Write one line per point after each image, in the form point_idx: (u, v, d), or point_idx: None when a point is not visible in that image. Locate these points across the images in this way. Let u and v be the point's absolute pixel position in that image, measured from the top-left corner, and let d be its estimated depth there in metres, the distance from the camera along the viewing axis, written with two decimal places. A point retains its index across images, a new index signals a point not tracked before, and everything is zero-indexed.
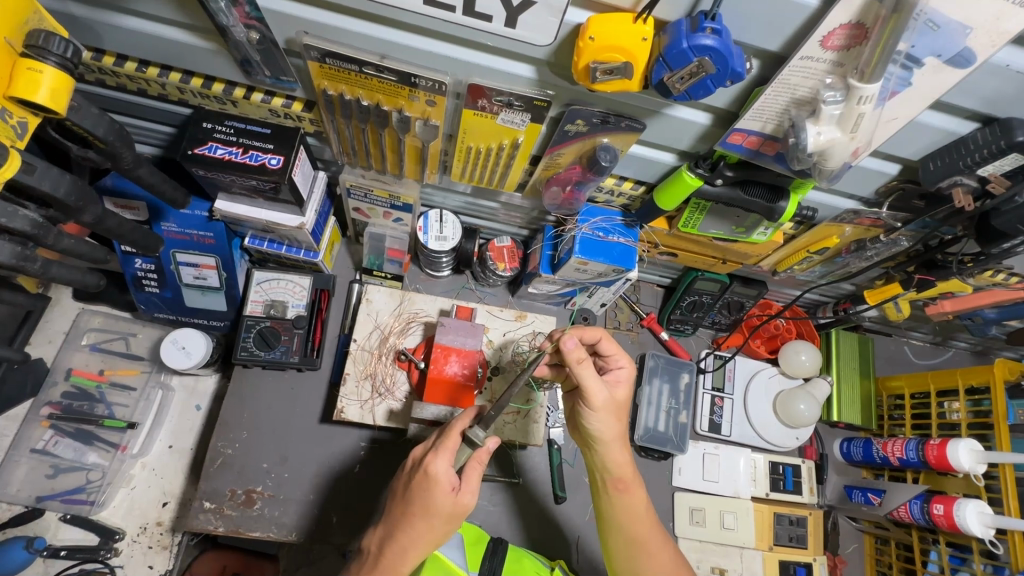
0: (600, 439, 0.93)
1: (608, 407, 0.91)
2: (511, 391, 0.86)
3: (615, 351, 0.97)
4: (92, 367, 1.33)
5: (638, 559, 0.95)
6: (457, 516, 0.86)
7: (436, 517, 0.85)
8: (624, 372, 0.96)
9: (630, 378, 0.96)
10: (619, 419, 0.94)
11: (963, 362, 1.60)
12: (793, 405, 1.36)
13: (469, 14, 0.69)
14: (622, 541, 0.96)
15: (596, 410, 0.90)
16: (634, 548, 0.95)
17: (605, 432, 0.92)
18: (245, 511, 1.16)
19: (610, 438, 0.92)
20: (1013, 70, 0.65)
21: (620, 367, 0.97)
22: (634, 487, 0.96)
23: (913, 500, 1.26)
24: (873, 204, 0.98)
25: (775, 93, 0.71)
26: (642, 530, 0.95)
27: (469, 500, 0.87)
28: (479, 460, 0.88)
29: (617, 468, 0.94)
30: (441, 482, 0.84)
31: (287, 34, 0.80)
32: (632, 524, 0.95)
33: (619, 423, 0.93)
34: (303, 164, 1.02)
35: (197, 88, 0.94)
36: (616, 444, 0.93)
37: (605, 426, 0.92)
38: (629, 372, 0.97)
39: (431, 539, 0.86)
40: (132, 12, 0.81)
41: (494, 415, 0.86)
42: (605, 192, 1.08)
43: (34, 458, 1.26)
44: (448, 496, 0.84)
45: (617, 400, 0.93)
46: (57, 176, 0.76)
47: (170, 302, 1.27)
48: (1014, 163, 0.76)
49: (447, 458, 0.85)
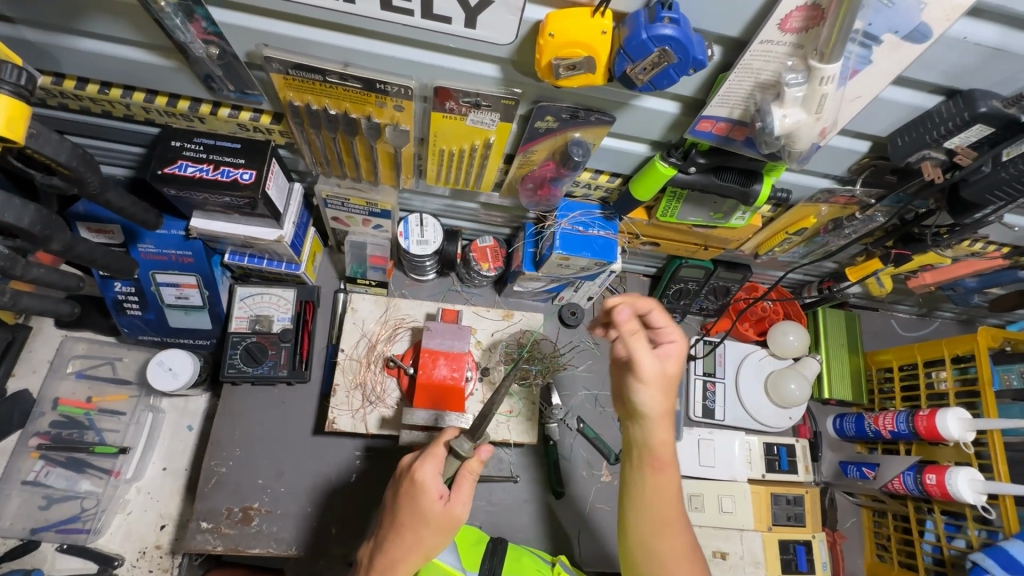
0: (648, 415, 0.84)
1: (659, 377, 0.82)
2: (495, 400, 0.82)
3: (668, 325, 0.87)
4: (79, 395, 1.31)
5: (657, 542, 0.85)
6: (448, 527, 0.85)
7: (426, 527, 0.84)
8: (674, 348, 0.85)
9: (681, 354, 0.85)
10: (669, 396, 0.84)
11: (950, 331, 1.62)
12: (783, 385, 1.37)
13: (427, 16, 0.69)
14: (644, 527, 0.86)
15: (648, 384, 0.81)
16: (657, 534, 0.85)
17: (652, 403, 0.83)
18: (243, 528, 1.16)
19: (658, 414, 0.83)
20: (970, 42, 0.65)
21: (672, 342, 0.86)
22: (671, 469, 0.86)
23: (906, 471, 1.27)
24: (846, 182, 0.98)
25: (739, 79, 0.71)
26: (668, 514, 0.86)
27: (460, 510, 0.85)
28: (471, 471, 0.86)
29: (659, 447, 0.85)
30: (430, 488, 0.83)
31: (247, 47, 0.79)
32: (660, 510, 0.85)
33: (669, 401, 0.84)
34: (277, 176, 1.01)
35: (161, 107, 0.93)
36: (658, 420, 0.84)
37: (659, 398, 0.83)
38: (681, 346, 0.85)
39: (423, 551, 0.85)
40: (87, 35, 0.80)
41: (484, 419, 0.83)
42: (581, 186, 1.08)
43: (25, 490, 1.24)
44: (436, 504, 0.83)
45: (668, 375, 0.83)
46: (20, 207, 0.75)
47: (153, 323, 1.26)
48: (979, 134, 0.77)
49: (434, 466, 0.85)
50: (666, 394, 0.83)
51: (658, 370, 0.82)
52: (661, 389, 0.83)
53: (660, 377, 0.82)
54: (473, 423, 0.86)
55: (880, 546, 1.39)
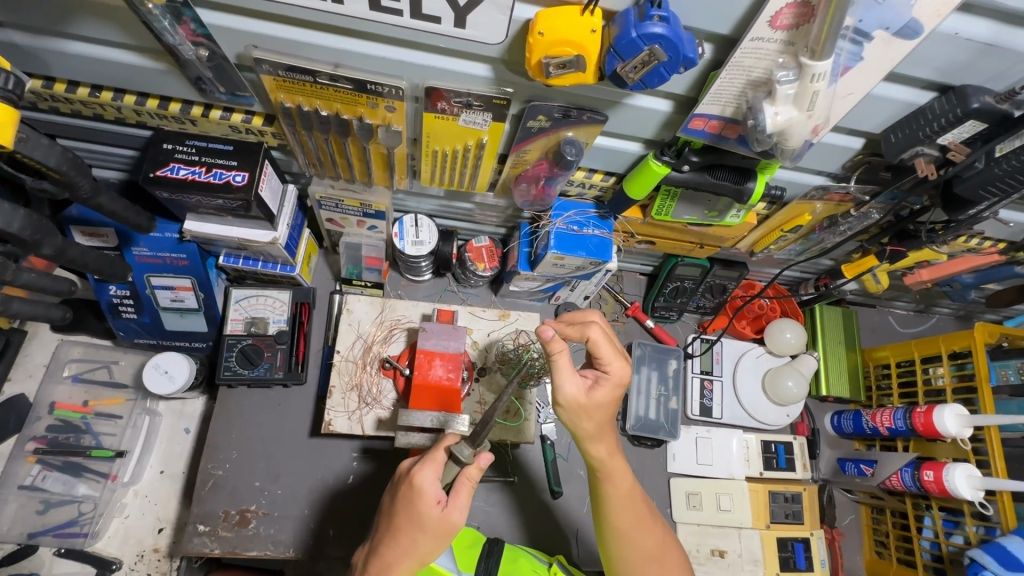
0: (580, 437, 0.90)
1: (579, 407, 0.86)
2: (495, 409, 0.80)
3: (611, 354, 0.87)
4: (76, 399, 1.31)
5: (622, 544, 0.94)
6: (445, 533, 0.85)
7: (422, 532, 0.84)
8: (610, 380, 0.87)
9: (615, 385, 0.88)
10: (594, 417, 0.87)
11: (948, 327, 1.62)
12: (781, 382, 1.37)
13: (417, 16, 0.69)
14: (609, 532, 0.95)
15: (567, 408, 0.86)
16: (623, 538, 0.94)
17: (583, 427, 0.88)
18: (240, 531, 1.16)
19: (588, 436, 0.90)
20: (961, 38, 0.65)
21: (609, 371, 0.88)
22: (619, 474, 0.92)
23: (904, 468, 1.27)
24: (841, 178, 0.98)
25: (730, 76, 0.71)
26: (624, 519, 0.93)
27: (457, 517, 0.85)
28: (469, 477, 0.84)
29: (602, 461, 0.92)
30: (427, 494, 0.83)
31: (237, 49, 0.79)
32: (616, 516, 0.93)
33: (595, 421, 0.88)
34: (270, 178, 1.01)
35: (153, 109, 0.93)
36: (594, 439, 0.90)
37: (585, 425, 0.88)
38: (616, 378, 0.88)
39: (419, 555, 0.85)
40: (76, 37, 0.80)
41: (484, 428, 0.81)
42: (576, 185, 1.07)
43: (22, 494, 1.24)
44: (433, 509, 0.83)
45: (592, 402, 0.87)
46: (10, 211, 0.75)
47: (148, 327, 1.26)
48: (971, 130, 0.76)
49: (433, 470, 0.84)
50: (591, 420, 0.87)
51: (578, 397, 0.85)
52: (588, 417, 0.87)
53: (578, 405, 0.85)
54: (474, 429, 0.84)
55: (879, 543, 1.39)
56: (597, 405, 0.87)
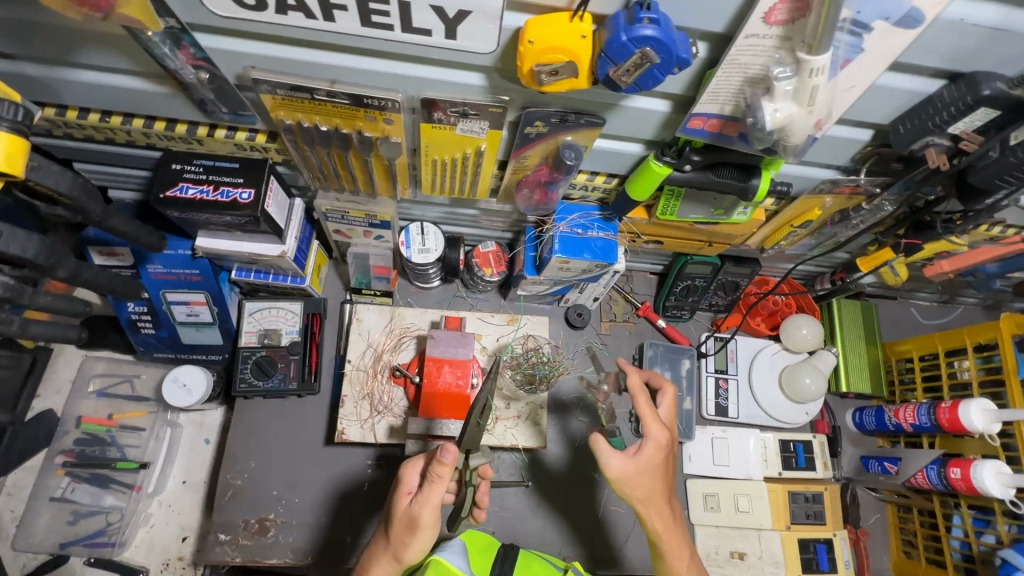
0: (624, 491, 0.90)
1: (630, 478, 0.88)
2: (471, 412, 0.84)
3: (649, 417, 0.91)
4: (101, 413, 1.35)
5: None
6: (411, 527, 0.85)
7: (393, 524, 0.87)
8: (649, 440, 0.90)
9: (660, 436, 0.90)
10: (647, 480, 0.90)
11: (974, 317, 1.57)
12: (798, 380, 1.34)
13: (408, 31, 0.69)
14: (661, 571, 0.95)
15: (622, 470, 0.88)
16: None
17: (653, 516, 0.91)
18: (260, 539, 1.19)
19: (632, 483, 0.89)
20: (968, 24, 0.63)
21: (652, 434, 0.90)
22: (672, 527, 0.92)
23: (929, 465, 1.23)
24: (850, 171, 0.95)
25: (727, 74, 0.70)
26: (679, 563, 0.93)
27: (423, 512, 0.84)
28: (440, 475, 0.83)
29: (650, 509, 0.91)
30: (402, 482, 0.89)
31: (236, 69, 0.80)
32: (674, 562, 0.93)
33: (651, 481, 0.90)
34: (276, 193, 1.03)
35: (160, 131, 0.95)
36: (654, 515, 0.91)
37: (652, 518, 0.91)
38: (659, 438, 0.90)
39: (393, 554, 0.87)
40: (83, 66, 0.82)
41: (465, 429, 0.85)
42: (579, 188, 1.06)
43: (54, 506, 1.29)
44: (401, 500, 0.88)
45: (639, 470, 0.89)
46: (25, 238, 0.77)
47: (167, 341, 1.29)
48: (984, 118, 0.74)
49: (414, 468, 0.90)
50: (657, 506, 0.91)
51: (624, 470, 0.88)
52: (642, 485, 0.89)
53: (629, 479, 0.88)
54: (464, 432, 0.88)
55: (907, 542, 1.36)
56: (648, 470, 0.89)
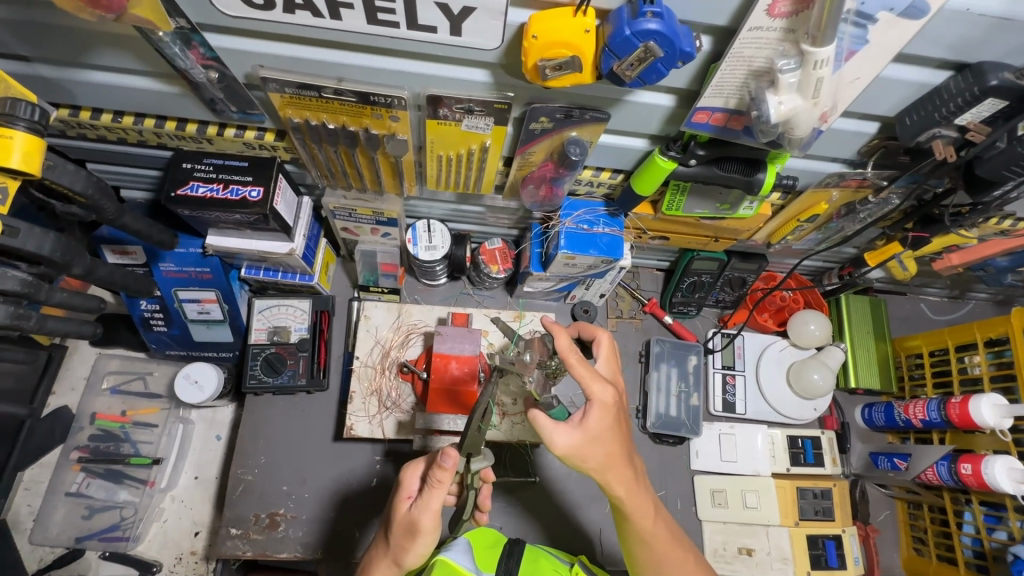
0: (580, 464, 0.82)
1: (581, 449, 0.80)
2: (473, 413, 0.83)
3: (587, 378, 0.80)
4: (114, 410, 1.38)
5: (641, 548, 0.90)
6: (411, 532, 0.84)
7: (394, 529, 0.87)
8: (595, 404, 0.80)
9: (609, 398, 0.81)
10: (602, 447, 0.81)
11: (985, 313, 1.55)
12: (806, 375, 1.33)
13: (414, 28, 0.70)
14: (635, 539, 0.90)
15: (572, 444, 0.80)
16: (651, 566, 0.91)
17: (616, 483, 0.84)
18: (270, 534, 1.20)
19: (585, 452, 0.80)
20: (974, 14, 0.62)
21: (599, 396, 0.80)
22: (637, 488, 0.86)
23: (940, 461, 1.21)
24: (857, 165, 0.95)
25: (731, 68, 0.70)
26: (646, 525, 0.88)
27: (423, 518, 0.83)
28: (439, 481, 0.82)
29: (608, 476, 0.83)
30: (402, 486, 0.89)
31: (245, 68, 0.81)
32: (642, 525, 0.88)
33: (606, 447, 0.81)
34: (284, 191, 1.04)
35: (171, 131, 0.97)
36: (615, 481, 0.84)
37: (614, 484, 0.84)
38: (607, 398, 0.81)
39: (394, 558, 0.87)
40: (96, 67, 0.84)
41: (467, 431, 0.84)
42: (584, 184, 1.07)
43: (70, 501, 1.31)
44: (401, 503, 0.88)
45: (590, 438, 0.80)
46: (41, 236, 0.79)
47: (178, 339, 1.31)
48: (992, 108, 0.74)
49: (414, 471, 0.90)
50: (616, 472, 0.83)
51: (573, 441, 0.80)
52: (597, 452, 0.81)
53: (581, 449, 0.80)
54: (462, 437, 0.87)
55: (917, 539, 1.35)
56: (598, 437, 0.81)
